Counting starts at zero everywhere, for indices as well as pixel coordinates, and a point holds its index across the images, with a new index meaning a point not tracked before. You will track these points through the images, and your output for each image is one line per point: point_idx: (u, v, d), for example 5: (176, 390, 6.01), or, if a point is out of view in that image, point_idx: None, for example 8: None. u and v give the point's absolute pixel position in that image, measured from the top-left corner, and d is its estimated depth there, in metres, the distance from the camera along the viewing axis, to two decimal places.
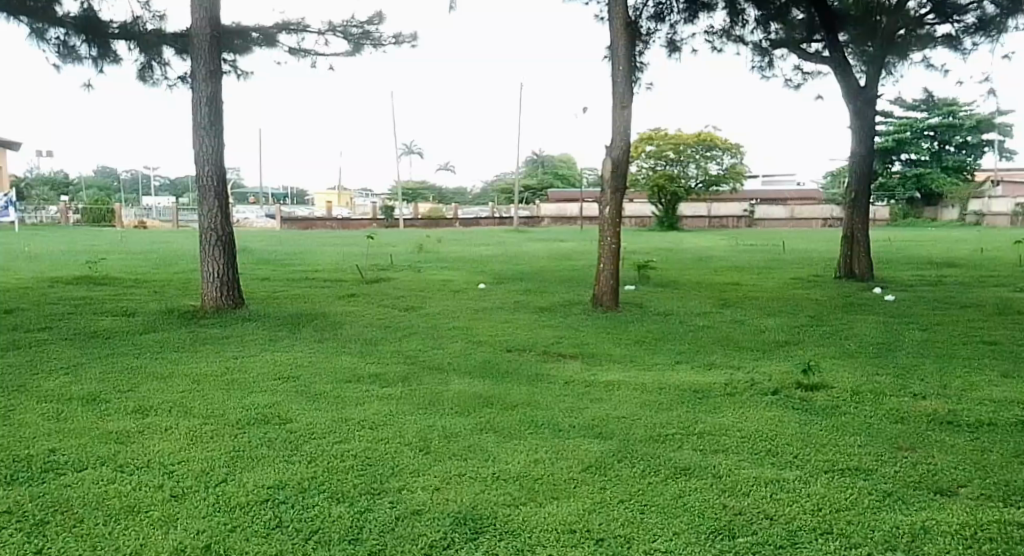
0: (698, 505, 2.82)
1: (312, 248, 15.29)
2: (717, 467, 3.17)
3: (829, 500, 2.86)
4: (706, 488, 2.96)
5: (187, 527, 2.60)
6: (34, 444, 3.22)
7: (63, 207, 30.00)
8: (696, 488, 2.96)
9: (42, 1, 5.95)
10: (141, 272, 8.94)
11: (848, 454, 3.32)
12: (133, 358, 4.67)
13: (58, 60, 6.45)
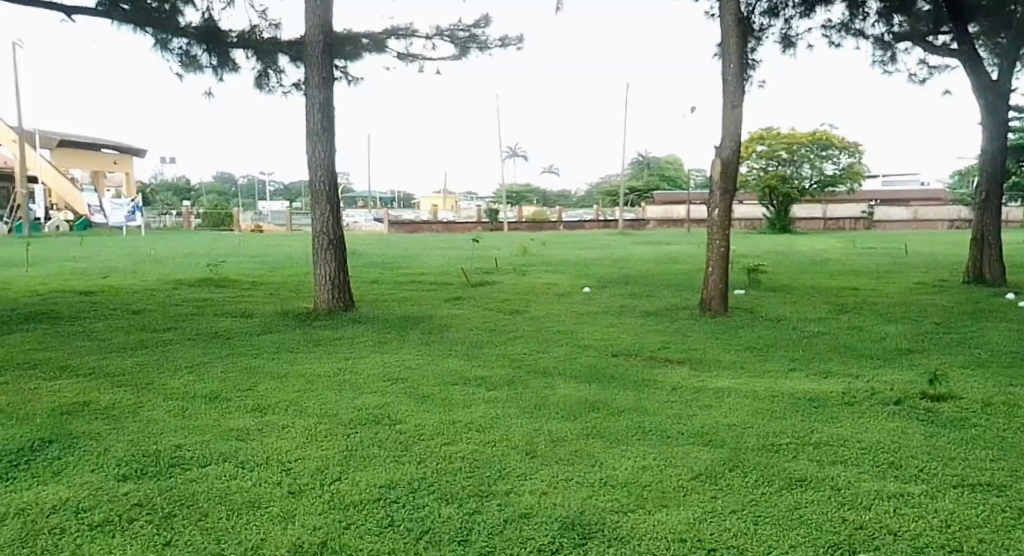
0: (815, 518, 2.64)
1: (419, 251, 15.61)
2: (836, 478, 2.97)
3: (959, 517, 2.63)
4: (824, 500, 2.77)
5: (304, 523, 2.65)
6: (162, 440, 3.38)
7: (189, 212, 31.91)
8: (814, 499, 2.78)
9: (167, 12, 6.24)
10: (259, 275, 9.35)
11: (979, 469, 3.04)
12: (251, 358, 4.86)
13: (180, 71, 6.72)
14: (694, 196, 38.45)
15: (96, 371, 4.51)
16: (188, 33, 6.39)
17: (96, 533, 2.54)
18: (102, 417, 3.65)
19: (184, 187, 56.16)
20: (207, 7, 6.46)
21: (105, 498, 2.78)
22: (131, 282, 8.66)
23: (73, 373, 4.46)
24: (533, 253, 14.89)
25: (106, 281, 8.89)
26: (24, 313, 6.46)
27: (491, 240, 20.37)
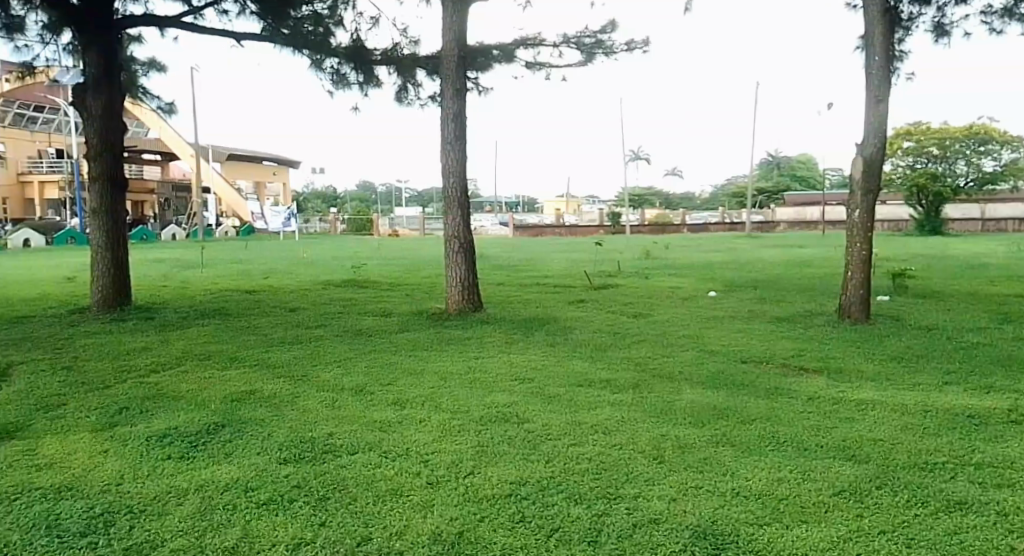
0: (977, 544, 2.54)
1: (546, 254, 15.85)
2: (1001, 503, 2.82)
3: None
4: (987, 527, 2.65)
5: (442, 513, 2.80)
6: (316, 427, 3.66)
7: (333, 219, 33.76)
8: (975, 525, 2.66)
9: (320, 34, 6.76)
10: (394, 277, 9.78)
11: None
12: (389, 355, 5.12)
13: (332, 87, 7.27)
14: (830, 197, 36.85)
15: (258, 363, 4.92)
16: (338, 54, 6.87)
17: (263, 511, 2.79)
18: (264, 405, 3.99)
19: (322, 193, 59.20)
20: (355, 28, 6.88)
21: (269, 480, 3.04)
22: (281, 282, 9.29)
23: (238, 365, 4.88)
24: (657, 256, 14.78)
25: (259, 281, 9.59)
26: (193, 310, 7.10)
27: (617, 242, 20.37)
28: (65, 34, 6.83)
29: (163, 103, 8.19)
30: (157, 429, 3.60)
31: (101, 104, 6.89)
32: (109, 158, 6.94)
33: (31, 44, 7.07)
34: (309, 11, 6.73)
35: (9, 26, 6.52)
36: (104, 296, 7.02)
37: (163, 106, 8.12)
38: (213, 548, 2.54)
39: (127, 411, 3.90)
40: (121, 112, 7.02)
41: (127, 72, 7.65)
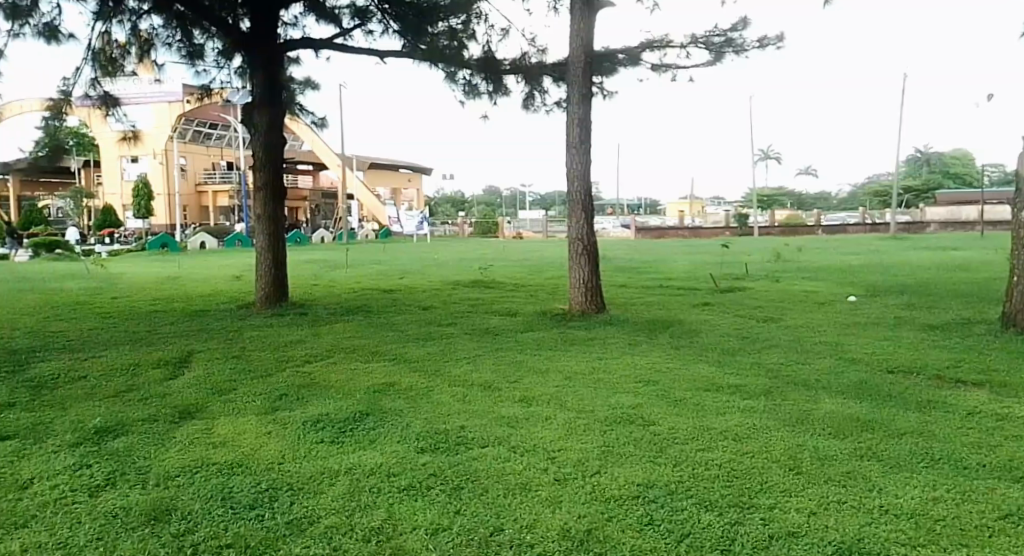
0: None
1: (671, 256, 15.65)
2: None
3: None
4: None
5: (570, 510, 2.84)
6: (449, 420, 3.84)
7: (462, 222, 34.21)
8: None
9: (453, 47, 7.00)
10: (519, 278, 9.92)
11: None
12: (517, 353, 5.23)
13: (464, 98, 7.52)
14: (987, 196, 34.23)
15: (396, 358, 5.17)
16: (471, 66, 7.11)
17: (403, 496, 2.96)
18: (402, 398, 4.24)
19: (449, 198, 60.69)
20: (485, 40, 7.06)
21: (409, 467, 3.25)
22: (414, 282, 9.63)
23: (378, 359, 5.15)
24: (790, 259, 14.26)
25: (394, 281, 9.99)
26: (337, 306, 7.56)
27: (751, 246, 19.76)
28: (237, 58, 7.74)
29: (316, 117, 8.71)
30: (312, 414, 3.93)
31: (266, 120, 7.44)
32: (272, 170, 7.49)
33: (208, 70, 7.91)
34: (445, 27, 6.99)
35: (192, 52, 7.55)
36: (266, 295, 7.54)
37: (317, 121, 8.64)
38: (361, 528, 2.71)
39: (285, 398, 4.24)
40: (284, 129, 7.56)
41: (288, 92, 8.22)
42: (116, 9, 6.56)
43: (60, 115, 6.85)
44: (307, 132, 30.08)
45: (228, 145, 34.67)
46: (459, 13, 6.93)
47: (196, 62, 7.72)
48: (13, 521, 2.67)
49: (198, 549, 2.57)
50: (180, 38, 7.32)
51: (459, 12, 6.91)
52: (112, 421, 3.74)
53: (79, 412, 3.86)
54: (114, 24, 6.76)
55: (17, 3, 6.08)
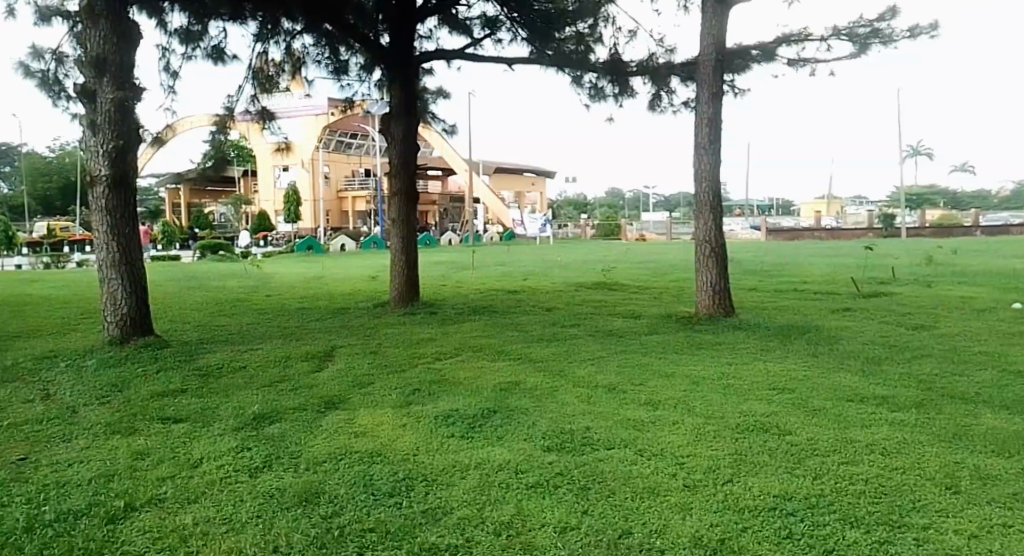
0: None
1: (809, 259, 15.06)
2: None
3: None
4: None
5: (701, 518, 2.83)
6: (574, 421, 3.91)
7: (584, 224, 34.86)
8: None
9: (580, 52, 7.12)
10: (645, 280, 9.86)
11: None
12: (643, 356, 5.23)
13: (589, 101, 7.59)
14: None
15: (522, 358, 5.30)
16: (597, 69, 7.19)
17: (531, 492, 3.06)
18: (528, 396, 4.36)
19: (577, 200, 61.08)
20: (612, 43, 7.10)
21: (536, 464, 3.35)
22: (538, 284, 9.77)
23: (503, 358, 5.30)
24: (943, 263, 13.38)
25: (519, 282, 10.17)
26: (465, 306, 7.78)
27: (898, 248, 18.80)
28: (377, 72, 8.22)
29: (446, 125, 9.04)
30: (443, 409, 4.10)
31: (401, 129, 7.78)
32: (406, 177, 7.83)
33: (351, 83, 8.48)
34: (572, 32, 7.10)
35: (338, 67, 8.12)
36: (399, 292, 7.88)
37: (447, 128, 8.97)
38: (492, 521, 2.82)
39: (419, 392, 4.45)
40: (418, 137, 7.88)
41: (421, 101, 8.59)
42: (274, 31, 7.21)
43: (224, 129, 7.67)
44: (437, 139, 30.97)
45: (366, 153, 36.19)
46: (586, 18, 6.98)
47: (342, 77, 8.30)
48: (186, 496, 2.96)
49: (344, 531, 2.75)
50: (328, 56, 7.91)
51: (585, 17, 6.96)
52: (268, 408, 4.06)
53: (240, 399, 4.22)
54: (272, 44, 7.45)
55: (191, 29, 6.84)
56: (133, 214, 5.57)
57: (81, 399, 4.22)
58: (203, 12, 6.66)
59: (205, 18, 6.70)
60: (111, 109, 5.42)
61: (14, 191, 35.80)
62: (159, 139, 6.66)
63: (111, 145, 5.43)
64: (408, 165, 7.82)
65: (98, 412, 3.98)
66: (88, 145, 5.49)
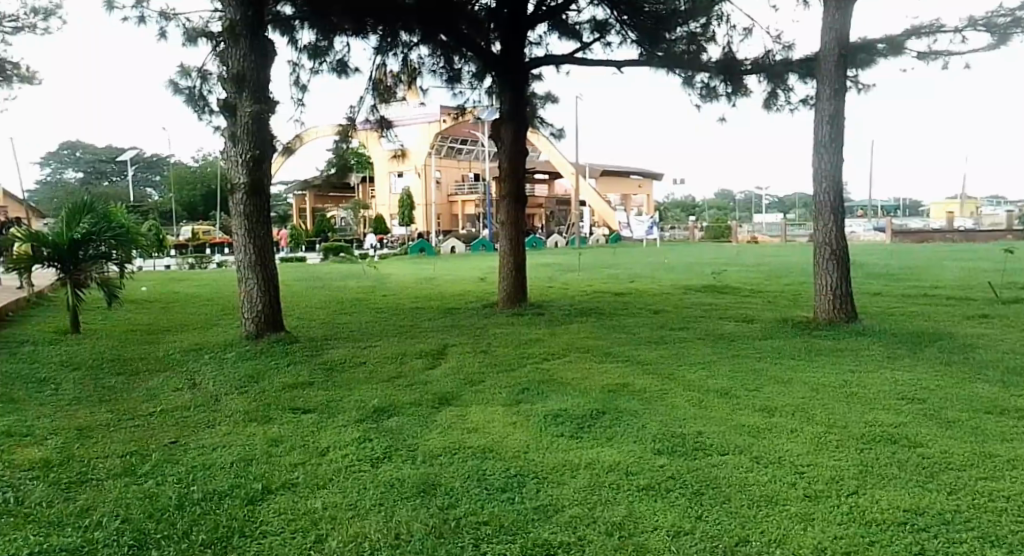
0: None
1: (940, 262, 14.21)
2: None
3: None
4: None
5: (824, 529, 2.76)
6: (687, 425, 3.87)
7: (693, 226, 34.21)
8: None
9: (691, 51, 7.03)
10: (759, 284, 9.60)
11: None
12: (757, 361, 5.11)
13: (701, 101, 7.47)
14: None
15: (629, 359, 5.29)
16: (710, 68, 7.08)
17: (644, 495, 3.06)
18: (638, 399, 4.34)
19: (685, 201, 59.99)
20: (726, 42, 6.97)
21: (648, 467, 3.34)
22: (646, 287, 9.69)
23: (612, 360, 5.30)
24: None
25: (627, 285, 10.11)
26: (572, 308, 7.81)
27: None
28: (489, 79, 8.39)
29: (555, 129, 9.11)
30: (553, 409, 4.15)
31: (510, 134, 7.92)
32: (516, 181, 7.95)
33: (464, 91, 8.70)
34: (684, 32, 7.04)
35: (451, 76, 8.34)
36: (508, 294, 8.00)
37: (555, 132, 9.04)
38: (605, 521, 2.84)
39: (528, 392, 4.52)
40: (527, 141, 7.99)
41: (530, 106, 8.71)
42: (393, 43, 7.52)
43: (345, 138, 8.13)
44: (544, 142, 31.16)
45: (477, 158, 36.69)
46: (698, 17, 6.89)
47: (455, 85, 8.52)
48: (315, 482, 3.14)
49: (460, 523, 2.83)
50: (442, 65, 8.15)
51: (698, 16, 6.88)
52: (386, 403, 4.23)
53: (360, 393, 4.41)
54: (390, 56, 7.77)
55: (318, 45, 7.47)
56: (267, 220, 5.93)
57: (222, 388, 4.53)
58: (329, 27, 7.05)
59: (330, 35, 7.27)
60: (248, 121, 5.78)
61: (156, 195, 38.68)
62: (288, 147, 7.06)
63: (248, 155, 5.79)
64: (517, 169, 7.93)
65: (237, 401, 4.26)
66: (228, 155, 5.87)
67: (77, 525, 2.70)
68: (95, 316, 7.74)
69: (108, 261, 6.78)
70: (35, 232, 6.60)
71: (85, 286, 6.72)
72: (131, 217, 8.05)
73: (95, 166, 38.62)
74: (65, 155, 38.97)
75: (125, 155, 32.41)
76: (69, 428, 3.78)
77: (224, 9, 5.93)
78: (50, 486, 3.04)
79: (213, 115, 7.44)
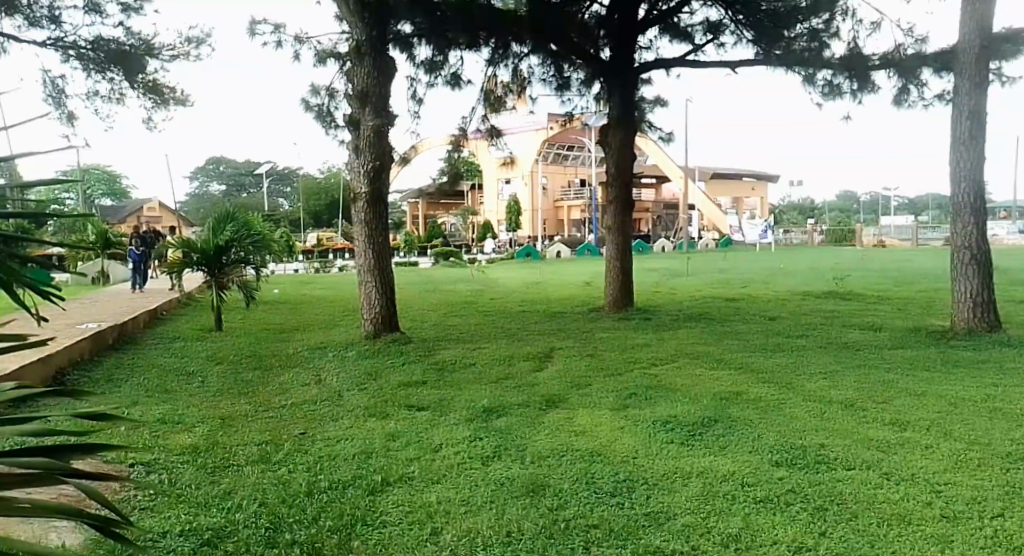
0: None
1: None
2: None
3: None
4: None
5: (965, 552, 2.56)
6: (807, 436, 3.70)
7: (812, 229, 32.93)
8: None
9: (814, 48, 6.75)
10: (885, 290, 9.08)
11: None
12: (885, 372, 4.82)
13: (823, 100, 7.13)
14: None
15: (743, 367, 5.10)
16: (833, 65, 6.76)
17: (761, 507, 2.93)
18: (753, 407, 4.18)
19: (802, 205, 57.80)
20: (852, 37, 6.66)
21: (765, 479, 3.21)
22: (760, 292, 9.35)
23: (726, 367, 5.13)
24: None
25: (741, 290, 9.78)
26: (682, 313, 7.63)
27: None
28: (598, 86, 8.33)
29: (664, 133, 8.96)
30: (663, 415, 4.06)
31: (619, 139, 7.84)
32: (624, 186, 7.87)
33: (573, 98, 8.69)
34: (804, 29, 6.77)
35: (561, 84, 8.35)
36: (613, 298, 7.91)
37: (665, 136, 8.88)
38: (719, 532, 2.73)
39: (636, 397, 4.44)
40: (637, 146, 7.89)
41: (639, 111, 8.60)
42: (504, 54, 7.59)
43: (458, 147, 8.39)
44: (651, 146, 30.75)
45: (582, 164, 36.52)
46: (821, 12, 6.60)
47: (564, 93, 8.53)
48: (430, 477, 3.18)
49: (570, 524, 2.78)
50: (553, 73, 8.16)
51: (820, 11, 6.59)
52: (496, 403, 4.25)
53: (471, 393, 4.45)
54: (502, 66, 7.86)
55: (434, 60, 7.67)
56: (384, 227, 6.13)
57: (343, 385, 4.68)
58: (443, 42, 7.19)
59: (444, 51, 7.44)
60: (371, 135, 6.00)
61: (284, 203, 40.88)
62: (404, 157, 7.24)
63: (370, 166, 6.01)
64: (624, 175, 7.84)
65: (357, 397, 4.39)
66: (352, 166, 6.12)
67: (220, 506, 2.83)
68: (232, 315, 8.18)
69: (246, 264, 7.24)
70: (183, 238, 7.08)
71: (227, 289, 7.13)
72: (264, 223, 8.50)
73: (231, 178, 41.23)
74: (209, 168, 41.93)
75: (259, 168, 34.50)
76: (212, 417, 4.01)
77: (351, 30, 6.19)
78: (197, 470, 3.21)
79: (339, 130, 7.75)
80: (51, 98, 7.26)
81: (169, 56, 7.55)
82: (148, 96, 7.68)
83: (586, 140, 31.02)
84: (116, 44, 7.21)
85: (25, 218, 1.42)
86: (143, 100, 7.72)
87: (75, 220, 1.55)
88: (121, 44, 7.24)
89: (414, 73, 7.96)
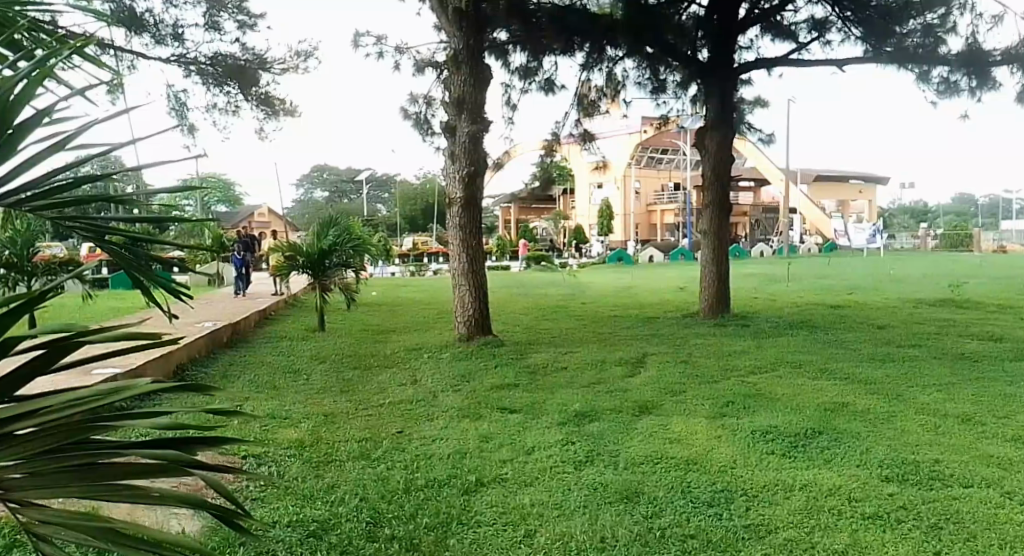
0: None
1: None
2: None
3: None
4: None
5: None
6: (919, 451, 3.52)
7: (925, 234, 31.32)
8: None
9: (929, 42, 6.43)
10: (1006, 299, 8.54)
11: None
12: (1005, 386, 4.53)
13: (937, 98, 6.72)
14: None
15: (848, 377, 4.90)
16: (949, 60, 6.38)
17: (869, 523, 2.81)
18: (860, 419, 4.01)
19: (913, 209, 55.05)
20: (971, 31, 6.30)
21: (874, 494, 3.07)
22: (865, 300, 8.96)
23: (829, 377, 4.93)
24: None
25: (845, 297, 9.39)
26: (781, 320, 7.39)
27: None
28: (694, 88, 8.19)
29: (764, 135, 8.72)
30: (762, 425, 3.94)
31: (715, 141, 7.67)
32: (721, 189, 7.69)
33: (668, 100, 8.58)
34: (917, 24, 6.43)
35: (657, 87, 8.27)
36: (708, 304, 7.73)
37: (764, 138, 8.65)
38: (822, 547, 2.63)
39: (733, 405, 4.33)
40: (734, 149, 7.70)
41: (737, 113, 8.41)
42: (599, 58, 7.57)
43: (551, 151, 8.41)
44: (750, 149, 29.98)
45: (677, 168, 35.96)
46: (936, 6, 6.27)
47: (659, 96, 8.43)
48: (524, 479, 3.21)
49: (666, 533, 2.74)
50: (648, 76, 8.09)
51: (935, 6, 6.26)
52: (589, 407, 4.24)
53: (563, 397, 4.46)
54: (597, 70, 7.84)
55: (529, 66, 7.73)
56: (478, 231, 6.23)
57: (439, 385, 4.77)
58: (540, 48, 7.25)
59: (539, 56, 7.48)
60: (466, 140, 6.10)
61: (383, 208, 41.92)
62: (498, 162, 7.34)
63: (465, 172, 6.11)
64: (721, 178, 7.67)
65: (452, 397, 4.47)
66: (447, 172, 6.24)
67: (324, 500, 2.94)
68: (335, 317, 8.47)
69: (347, 268, 7.49)
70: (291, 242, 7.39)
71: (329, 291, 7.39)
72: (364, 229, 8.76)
73: (333, 185, 42.63)
74: (313, 175, 43.52)
75: (360, 175, 35.54)
76: (316, 413, 4.16)
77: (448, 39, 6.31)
78: (303, 464, 3.35)
79: (436, 137, 7.93)
80: (174, 112, 7.72)
81: (280, 70, 7.92)
82: (261, 108, 8.04)
83: (682, 143, 30.52)
84: (233, 59, 7.60)
85: (151, 223, 1.52)
86: (256, 111, 8.08)
87: (195, 223, 1.65)
88: (237, 59, 7.63)
89: (510, 80, 8.06)
